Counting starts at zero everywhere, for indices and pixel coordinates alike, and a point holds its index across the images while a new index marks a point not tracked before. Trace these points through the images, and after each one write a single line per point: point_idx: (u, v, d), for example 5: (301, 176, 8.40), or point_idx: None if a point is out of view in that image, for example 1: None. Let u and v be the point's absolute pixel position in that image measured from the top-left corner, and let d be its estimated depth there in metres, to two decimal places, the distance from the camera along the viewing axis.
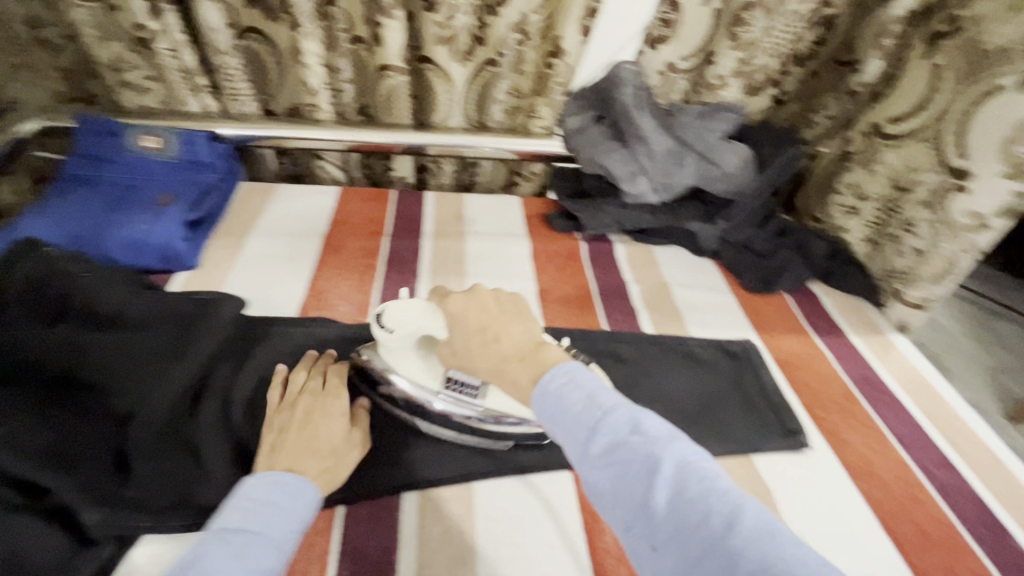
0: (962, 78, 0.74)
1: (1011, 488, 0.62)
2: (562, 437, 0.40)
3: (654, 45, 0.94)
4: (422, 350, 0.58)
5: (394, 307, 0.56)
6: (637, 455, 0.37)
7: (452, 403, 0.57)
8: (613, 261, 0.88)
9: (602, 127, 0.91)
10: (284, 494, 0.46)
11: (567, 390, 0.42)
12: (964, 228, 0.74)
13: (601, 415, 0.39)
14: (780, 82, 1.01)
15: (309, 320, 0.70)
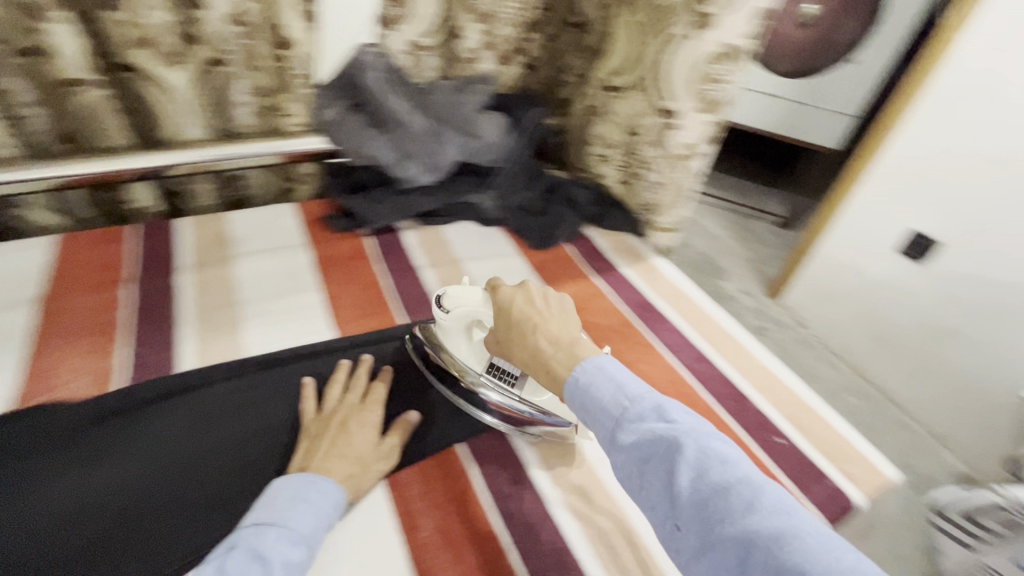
0: (650, 32, 0.86)
1: (746, 361, 0.77)
2: (599, 427, 0.48)
3: (392, 25, 0.92)
4: (471, 338, 0.67)
5: (460, 293, 0.65)
6: (661, 441, 0.44)
7: (494, 388, 0.65)
8: (403, 250, 0.87)
9: (358, 116, 0.87)
10: (312, 492, 0.50)
11: (600, 384, 0.49)
12: (687, 157, 0.90)
13: (629, 406, 0.47)
14: (524, 49, 1.08)
15: (33, 410, 0.57)
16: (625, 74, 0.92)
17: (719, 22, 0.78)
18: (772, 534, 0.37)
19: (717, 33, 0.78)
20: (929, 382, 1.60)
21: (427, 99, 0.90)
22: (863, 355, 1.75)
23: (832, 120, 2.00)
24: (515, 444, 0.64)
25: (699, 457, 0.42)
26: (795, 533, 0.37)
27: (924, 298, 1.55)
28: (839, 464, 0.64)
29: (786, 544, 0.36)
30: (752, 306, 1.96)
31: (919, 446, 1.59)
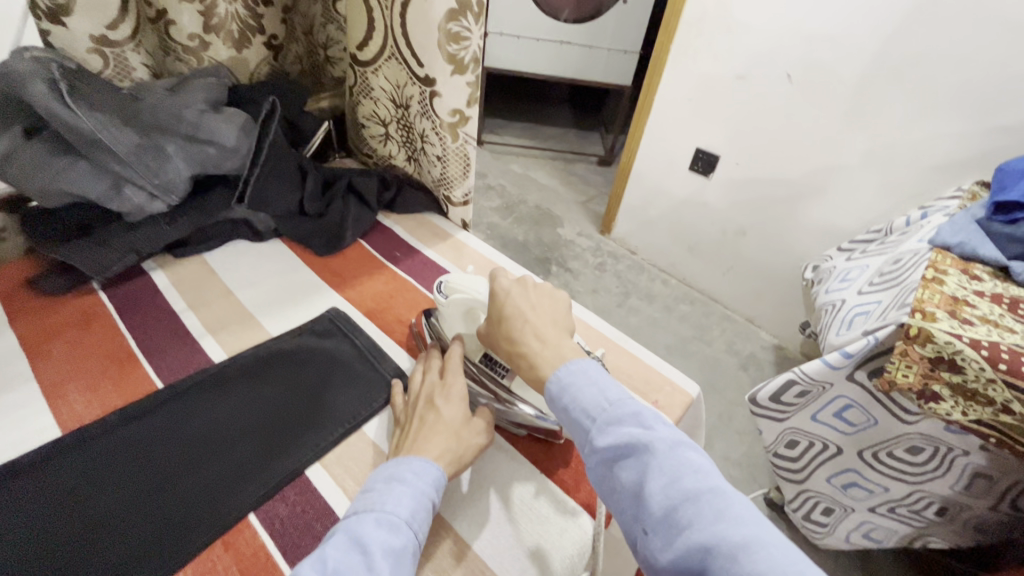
0: None
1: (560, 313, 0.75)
2: (576, 431, 0.47)
3: (58, 20, 0.72)
4: (465, 326, 0.63)
5: (459, 281, 0.61)
6: (636, 446, 0.43)
7: (482, 376, 0.62)
8: (153, 297, 0.71)
9: (36, 143, 0.68)
10: (407, 473, 0.49)
11: (579, 387, 0.48)
12: (456, 125, 0.80)
13: (608, 409, 0.46)
14: (263, 28, 0.93)
15: None
16: (372, 44, 0.82)
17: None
18: (738, 542, 0.36)
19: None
20: (737, 277, 1.83)
21: (133, 106, 0.73)
22: (685, 268, 1.96)
23: (619, 59, 2.11)
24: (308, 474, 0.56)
25: (671, 464, 0.41)
26: (762, 542, 0.35)
27: (718, 207, 1.75)
28: (650, 398, 0.66)
29: (750, 554, 0.35)
30: (589, 245, 2.07)
31: (741, 332, 1.84)
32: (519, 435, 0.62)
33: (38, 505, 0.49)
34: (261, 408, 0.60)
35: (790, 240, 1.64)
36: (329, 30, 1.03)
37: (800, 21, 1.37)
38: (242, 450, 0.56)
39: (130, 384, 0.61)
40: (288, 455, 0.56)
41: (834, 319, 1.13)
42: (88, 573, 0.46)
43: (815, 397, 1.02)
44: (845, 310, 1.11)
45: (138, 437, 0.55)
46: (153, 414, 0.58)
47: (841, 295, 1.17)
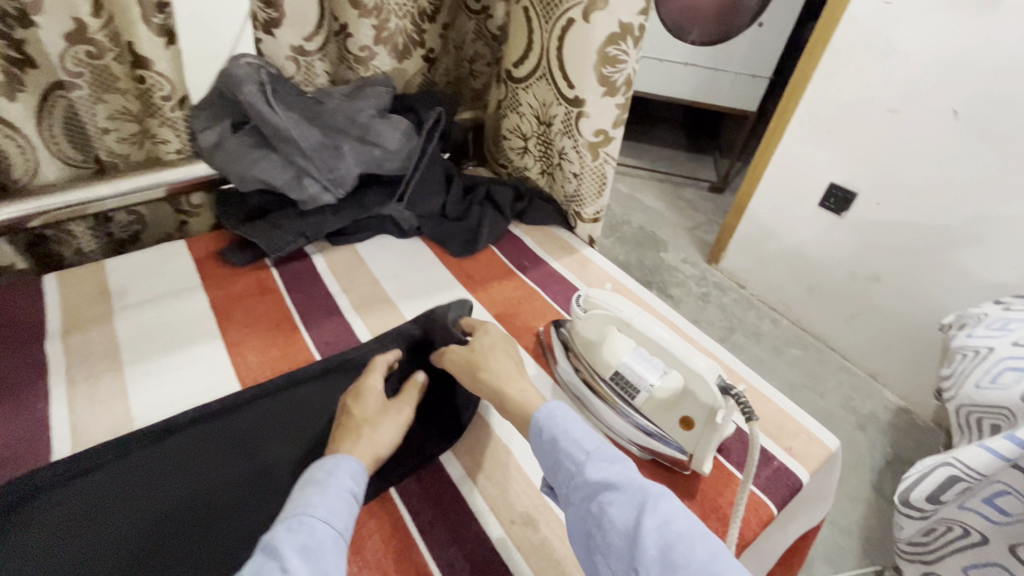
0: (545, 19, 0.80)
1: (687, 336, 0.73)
2: (563, 466, 0.49)
3: (268, 31, 0.83)
4: (596, 343, 0.63)
5: (598, 297, 0.62)
6: (627, 484, 0.45)
7: (614, 392, 0.61)
8: (314, 278, 0.80)
9: (241, 136, 0.79)
10: (323, 474, 0.48)
11: (570, 424, 0.51)
12: (599, 144, 0.84)
13: (595, 449, 0.48)
14: (422, 41, 1.00)
15: None
16: (527, 62, 0.87)
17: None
18: None
19: (609, 12, 0.73)
20: (862, 326, 1.67)
21: (317, 108, 0.81)
22: (799, 309, 1.82)
23: (747, 84, 2.03)
24: (443, 459, 0.61)
25: (664, 508, 0.43)
26: None
27: (848, 248, 1.61)
28: (783, 443, 0.62)
29: None
30: (694, 274, 1.99)
31: (859, 387, 1.67)
32: (641, 458, 0.60)
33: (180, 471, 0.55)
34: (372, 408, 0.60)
35: (933, 294, 1.47)
36: (477, 45, 1.10)
37: (976, 53, 1.23)
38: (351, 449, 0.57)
39: (292, 355, 0.68)
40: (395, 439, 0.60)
41: (977, 370, 0.95)
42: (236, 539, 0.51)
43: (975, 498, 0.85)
44: (993, 362, 0.93)
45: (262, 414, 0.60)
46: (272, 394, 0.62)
47: (989, 342, 0.98)
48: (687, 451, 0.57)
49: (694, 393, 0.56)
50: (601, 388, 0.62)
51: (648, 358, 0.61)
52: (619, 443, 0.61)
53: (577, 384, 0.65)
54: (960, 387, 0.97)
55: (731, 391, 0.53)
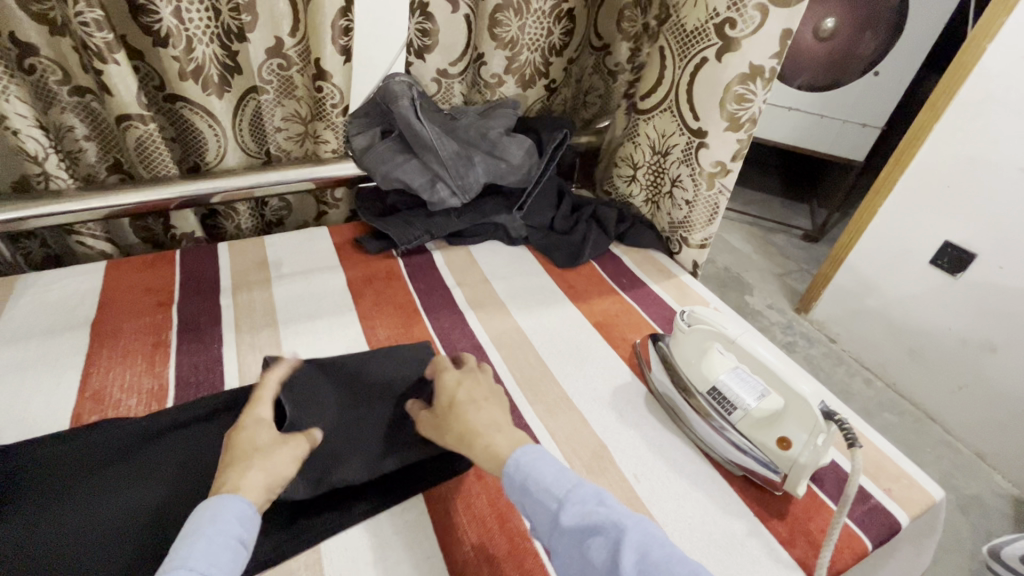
0: (679, 56, 0.86)
1: None
2: (535, 509, 0.48)
3: (420, 56, 0.96)
4: (696, 357, 0.66)
5: (702, 313, 0.65)
6: (604, 523, 0.45)
7: (709, 406, 0.64)
8: (433, 271, 0.89)
9: (390, 141, 0.91)
10: (213, 518, 0.44)
11: (540, 467, 0.49)
12: (716, 175, 0.87)
13: (568, 491, 0.47)
14: (547, 73, 1.10)
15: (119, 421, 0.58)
16: (656, 94, 0.92)
17: (744, 43, 0.76)
18: None
19: (741, 55, 0.77)
20: (971, 398, 1.53)
21: (454, 123, 0.92)
22: (896, 371, 1.71)
23: (856, 133, 1.97)
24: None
25: (641, 539, 0.43)
26: None
27: (961, 312, 1.50)
28: (880, 483, 0.61)
29: None
30: (780, 321, 1.93)
31: (962, 464, 1.53)
32: (733, 475, 0.62)
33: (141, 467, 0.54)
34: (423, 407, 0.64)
35: None
36: (593, 79, 1.20)
37: None
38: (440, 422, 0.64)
39: (412, 334, 0.77)
40: (397, 436, 0.60)
41: None
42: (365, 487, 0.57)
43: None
44: None
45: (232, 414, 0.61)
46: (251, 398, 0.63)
47: None
48: (782, 471, 0.58)
49: (794, 414, 0.57)
50: (696, 401, 0.65)
51: (746, 379, 0.65)
52: (710, 458, 0.63)
53: (670, 396, 0.67)
54: None
55: (834, 417, 0.54)
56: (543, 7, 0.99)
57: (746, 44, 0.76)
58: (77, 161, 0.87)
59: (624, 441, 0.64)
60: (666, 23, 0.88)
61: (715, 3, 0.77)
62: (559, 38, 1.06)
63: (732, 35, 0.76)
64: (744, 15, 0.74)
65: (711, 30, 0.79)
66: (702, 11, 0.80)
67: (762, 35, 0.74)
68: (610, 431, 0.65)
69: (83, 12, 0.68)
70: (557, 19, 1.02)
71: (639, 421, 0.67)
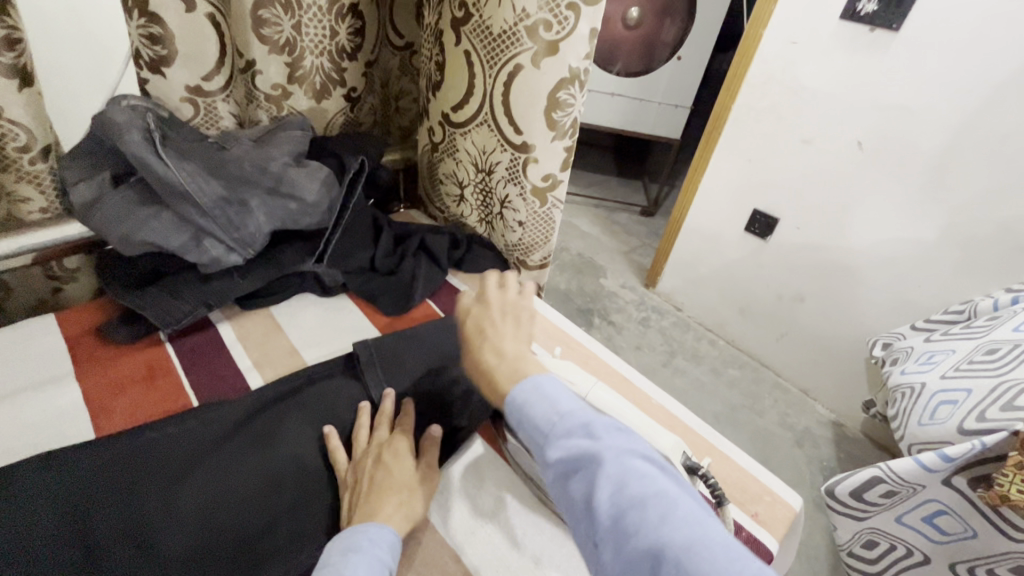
0: (489, 63, 0.74)
1: (620, 377, 0.72)
2: (531, 444, 0.45)
3: (158, 70, 0.73)
4: None
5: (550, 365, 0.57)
6: (585, 458, 0.40)
7: None
8: (221, 353, 0.69)
9: (126, 190, 0.67)
10: (364, 541, 0.48)
11: (533, 402, 0.45)
12: (546, 189, 0.80)
13: (552, 426, 0.43)
14: (344, 80, 0.93)
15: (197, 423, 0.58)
16: (469, 106, 0.80)
17: (560, 47, 0.68)
18: (682, 545, 0.34)
19: (559, 58, 0.69)
20: (792, 344, 1.73)
21: (220, 157, 0.71)
22: (733, 328, 1.87)
23: (670, 113, 2.09)
24: None
25: (617, 473, 0.39)
26: (702, 543, 0.34)
27: (776, 271, 1.67)
28: (748, 509, 0.59)
29: (695, 558, 0.33)
30: (633, 299, 2.01)
31: (794, 403, 1.73)
32: None
33: (186, 478, 0.53)
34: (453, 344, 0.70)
35: (854, 315, 1.55)
36: (402, 82, 1.06)
37: (879, 90, 1.31)
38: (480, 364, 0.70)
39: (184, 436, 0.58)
40: None
41: (918, 407, 1.03)
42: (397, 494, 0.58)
43: (901, 497, 0.96)
44: (928, 397, 1.03)
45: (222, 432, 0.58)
46: (237, 407, 0.60)
47: (921, 377, 1.08)
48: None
49: None
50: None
51: None
52: None
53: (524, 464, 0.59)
54: (907, 426, 1.04)
55: (698, 471, 0.49)
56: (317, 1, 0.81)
57: (562, 47, 0.68)
58: None
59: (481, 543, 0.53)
60: (468, 22, 0.75)
61: (522, 2, 0.67)
62: (349, 38, 0.89)
63: (546, 38, 0.68)
64: (556, 16, 0.66)
65: (521, 33, 0.69)
66: (507, 11, 0.69)
67: (576, 38, 0.67)
68: (465, 531, 0.55)
69: None
70: (341, 16, 0.85)
71: (496, 510, 0.57)
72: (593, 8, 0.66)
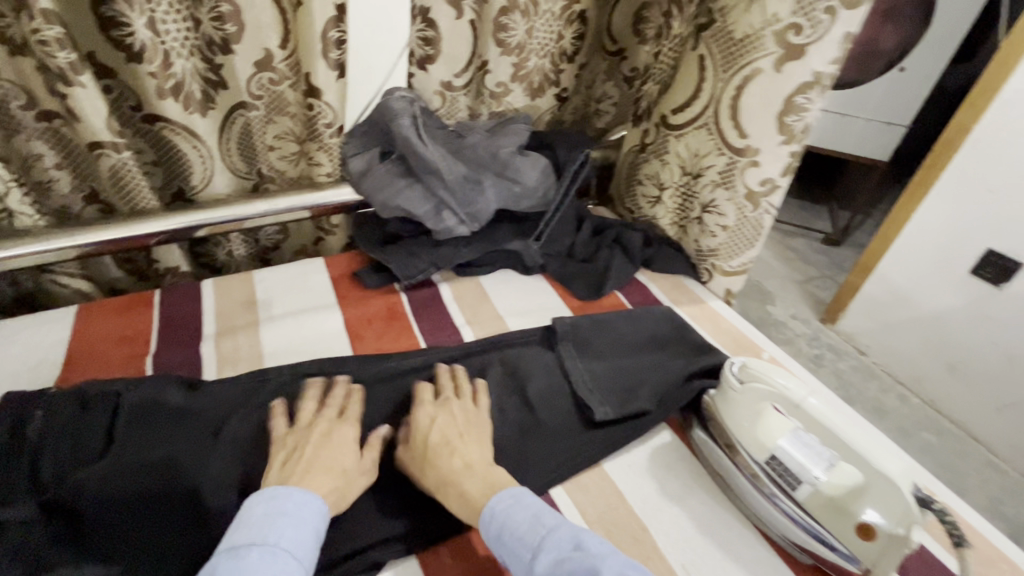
0: (723, 65, 0.76)
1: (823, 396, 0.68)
2: (512, 559, 0.47)
3: (423, 66, 0.87)
4: (747, 418, 0.57)
5: (756, 367, 0.56)
6: (577, 571, 0.43)
7: (767, 479, 0.54)
8: (441, 307, 0.80)
9: (388, 164, 0.82)
10: (290, 505, 0.48)
11: (515, 514, 0.48)
12: (763, 194, 0.79)
13: (541, 542, 0.46)
14: (558, 81, 1.01)
15: (416, 359, 0.69)
16: (691, 110, 0.82)
17: (808, 50, 0.67)
18: None
19: (804, 62, 0.68)
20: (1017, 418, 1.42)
21: (460, 142, 0.83)
22: (933, 386, 1.58)
23: (878, 131, 1.85)
24: None
25: None
26: None
27: (1007, 325, 1.38)
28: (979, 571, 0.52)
29: None
30: (804, 332, 1.77)
31: (1011, 490, 1.41)
32: (799, 560, 0.53)
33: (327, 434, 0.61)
34: (651, 332, 0.74)
35: None
36: (606, 86, 1.09)
37: None
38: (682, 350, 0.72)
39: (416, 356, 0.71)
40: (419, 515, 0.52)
41: None
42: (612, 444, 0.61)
43: None
44: None
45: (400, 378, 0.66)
46: (450, 352, 0.70)
47: None
48: (864, 564, 0.49)
49: (876, 498, 0.48)
50: (748, 466, 0.56)
51: (812, 445, 0.54)
52: (768, 536, 0.54)
53: (714, 459, 0.59)
54: None
55: (930, 503, 0.46)
56: (553, 8, 0.90)
57: (809, 51, 0.67)
58: (47, 193, 0.78)
59: (667, 523, 0.55)
60: (708, 29, 0.77)
61: (774, 7, 0.68)
62: (571, 41, 0.98)
63: (796, 42, 0.67)
64: (812, 18, 0.66)
65: (766, 37, 0.70)
66: (755, 15, 0.70)
67: (827, 41, 0.67)
68: (652, 508, 0.56)
69: (42, 29, 0.59)
70: (569, 22, 0.94)
71: (683, 493, 0.58)
72: (851, 10, 0.65)
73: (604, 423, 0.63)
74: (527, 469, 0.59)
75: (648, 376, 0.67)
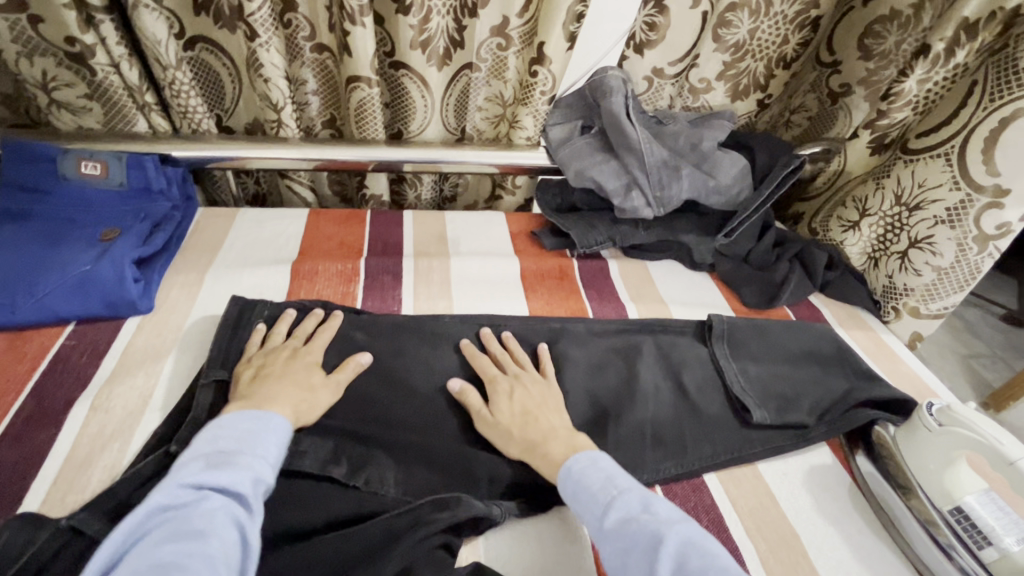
0: (989, 94, 0.70)
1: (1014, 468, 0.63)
2: (582, 514, 0.48)
3: (640, 51, 0.90)
4: (935, 462, 0.55)
5: (962, 413, 0.54)
6: (644, 532, 0.44)
7: (946, 527, 0.53)
8: (608, 281, 0.83)
9: (589, 138, 0.87)
10: (265, 424, 0.50)
11: (589, 473, 0.50)
12: (995, 238, 0.73)
13: (614, 498, 0.47)
14: (766, 86, 0.96)
15: (586, 321, 0.73)
16: (937, 135, 0.76)
17: None
18: None
19: None
20: None
21: (660, 129, 0.86)
22: None
23: None
24: (720, 506, 0.56)
25: (682, 552, 0.43)
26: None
27: None
28: None
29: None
30: None
31: None
32: None
33: None
34: (821, 350, 0.71)
35: None
36: (808, 97, 1.00)
37: None
38: (846, 376, 0.68)
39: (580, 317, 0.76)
40: None
41: None
42: (771, 450, 0.61)
43: None
44: None
45: (568, 330, 0.71)
46: (611, 325, 0.73)
47: None
48: None
49: None
50: (930, 518, 0.53)
51: (1007, 512, 0.51)
52: None
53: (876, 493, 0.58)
54: None
55: None
56: (786, 10, 0.85)
57: None
58: (302, 113, 0.92)
59: (826, 544, 0.54)
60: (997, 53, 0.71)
61: None
62: (794, 47, 0.91)
63: None
64: None
65: None
66: None
67: None
68: (804, 518, 0.56)
69: None
70: (799, 26, 0.88)
71: (840, 516, 0.57)
72: None
73: (753, 427, 0.63)
74: (686, 449, 0.60)
75: (811, 391, 0.66)
